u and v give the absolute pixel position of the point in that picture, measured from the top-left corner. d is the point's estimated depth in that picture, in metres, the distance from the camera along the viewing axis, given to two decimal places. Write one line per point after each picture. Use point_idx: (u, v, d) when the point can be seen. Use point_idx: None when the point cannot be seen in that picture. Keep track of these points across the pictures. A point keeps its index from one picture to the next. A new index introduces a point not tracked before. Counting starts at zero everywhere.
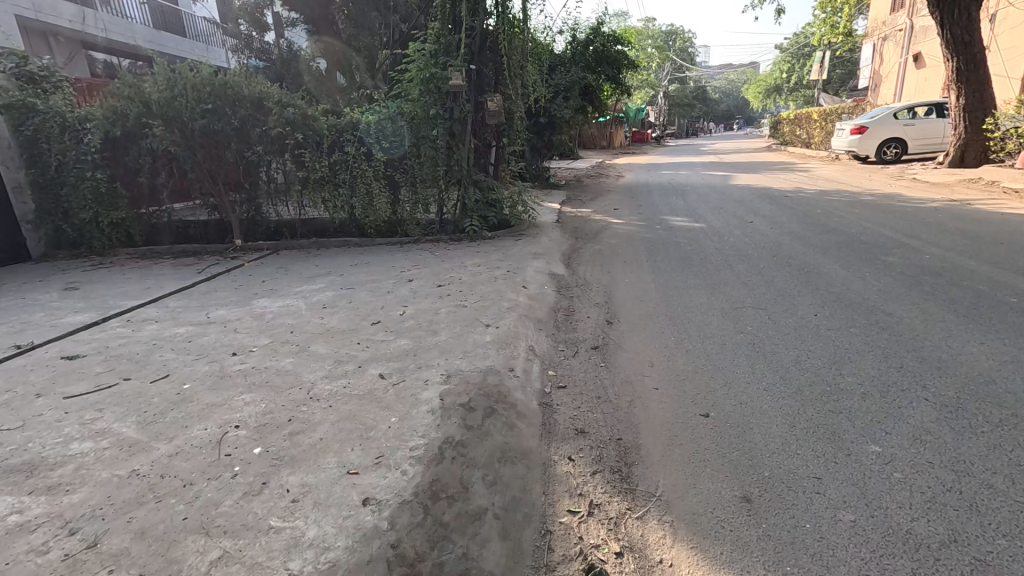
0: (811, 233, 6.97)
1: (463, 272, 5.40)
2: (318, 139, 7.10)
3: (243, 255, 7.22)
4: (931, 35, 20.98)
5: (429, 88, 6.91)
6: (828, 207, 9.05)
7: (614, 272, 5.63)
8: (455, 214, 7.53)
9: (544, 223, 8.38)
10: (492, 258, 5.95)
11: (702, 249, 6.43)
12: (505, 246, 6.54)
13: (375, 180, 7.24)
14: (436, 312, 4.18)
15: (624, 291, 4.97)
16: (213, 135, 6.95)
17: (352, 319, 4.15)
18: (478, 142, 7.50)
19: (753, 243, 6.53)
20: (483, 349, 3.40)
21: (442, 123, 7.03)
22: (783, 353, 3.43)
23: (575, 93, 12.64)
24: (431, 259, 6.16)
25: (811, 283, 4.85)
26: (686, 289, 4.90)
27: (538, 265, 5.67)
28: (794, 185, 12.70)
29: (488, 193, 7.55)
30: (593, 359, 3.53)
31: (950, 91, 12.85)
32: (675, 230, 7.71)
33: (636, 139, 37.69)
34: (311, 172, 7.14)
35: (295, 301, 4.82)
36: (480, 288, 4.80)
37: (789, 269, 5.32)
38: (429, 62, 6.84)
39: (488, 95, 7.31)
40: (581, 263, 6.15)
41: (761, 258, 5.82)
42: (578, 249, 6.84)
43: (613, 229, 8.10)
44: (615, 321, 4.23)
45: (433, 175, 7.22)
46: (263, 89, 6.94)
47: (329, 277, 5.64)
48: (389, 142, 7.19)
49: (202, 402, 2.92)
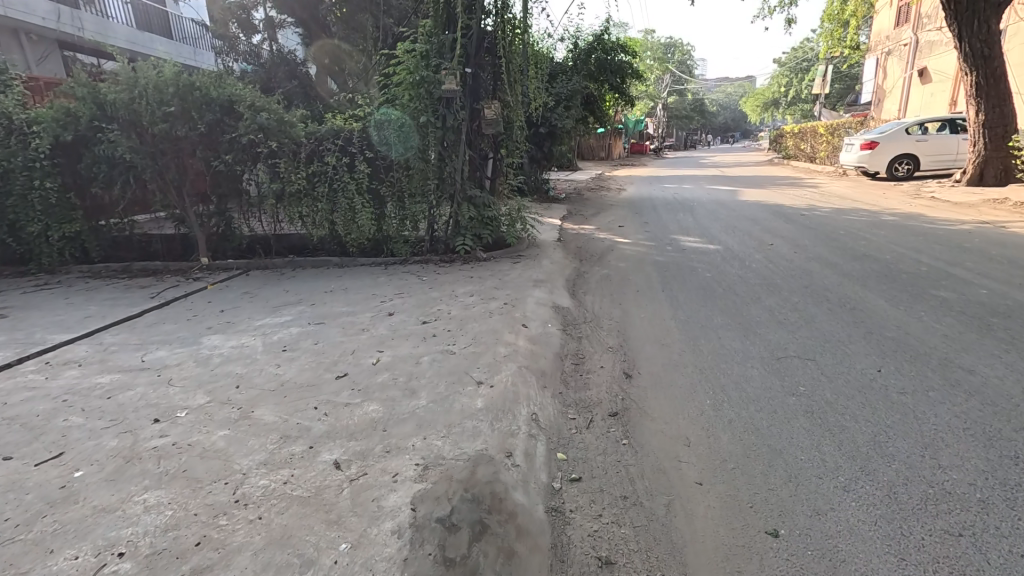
0: (840, 259, 6.28)
1: (453, 304, 4.67)
2: (295, 148, 6.39)
3: (210, 275, 6.47)
4: (938, 50, 20.56)
5: (419, 93, 6.20)
6: (850, 228, 8.38)
7: (626, 305, 4.90)
8: (446, 232, 6.81)
9: (545, 243, 7.65)
10: (487, 286, 5.21)
11: (722, 277, 5.72)
12: (502, 271, 5.81)
13: (358, 194, 6.50)
14: (418, 361, 3.42)
15: (641, 331, 4.24)
16: (177, 141, 6.20)
17: (314, 369, 3.39)
18: (473, 153, 6.79)
19: (779, 271, 5.83)
20: (473, 423, 2.64)
21: (434, 132, 6.31)
22: (854, 428, 2.70)
23: (576, 103, 12.05)
24: (418, 285, 5.41)
25: (860, 325, 4.13)
26: (714, 330, 4.18)
27: (540, 295, 4.93)
28: (807, 202, 12.05)
29: (484, 209, 6.83)
30: (613, 432, 2.79)
31: (968, 106, 12.29)
32: (689, 253, 7.01)
33: (636, 151, 37.18)
34: (286, 185, 6.40)
35: (253, 339, 4.06)
36: (472, 326, 4.05)
37: (830, 306, 4.61)
38: (420, 64, 6.14)
39: (485, 102, 6.61)
40: (587, 291, 5.44)
41: (793, 290, 5.11)
42: (583, 274, 6.13)
43: (620, 250, 7.40)
44: (634, 374, 3.49)
45: (423, 189, 6.50)
46: (234, 91, 6.21)
47: (299, 307, 4.88)
48: (375, 152, 6.47)
49: (89, 504, 2.15)
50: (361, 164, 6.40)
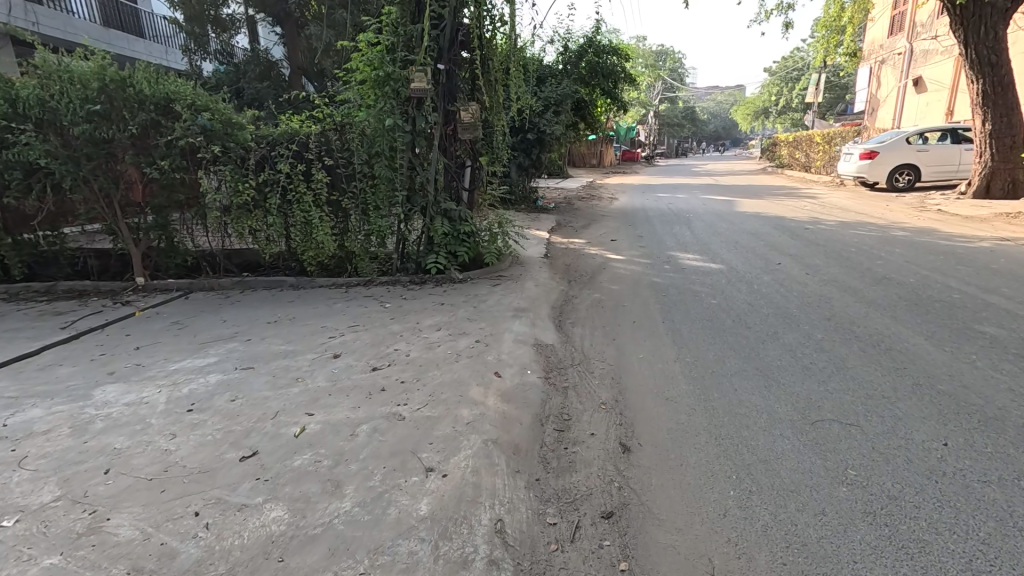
0: (860, 283, 5.61)
1: (415, 342, 3.91)
2: (243, 154, 5.59)
3: (143, 298, 5.64)
4: (933, 59, 20.24)
5: (385, 92, 5.42)
6: (862, 244, 7.74)
7: (621, 343, 4.16)
8: (418, 248, 6.04)
9: (530, 261, 6.90)
10: (457, 318, 4.44)
11: (730, 305, 5.01)
12: (478, 297, 5.04)
13: (315, 206, 5.71)
14: (354, 432, 2.64)
15: (639, 380, 3.49)
16: (105, 145, 5.38)
17: (217, 443, 2.60)
18: (449, 161, 6.02)
19: (794, 297, 5.14)
20: (410, 548, 1.87)
21: (402, 138, 5.55)
22: (940, 551, 1.95)
23: (566, 108, 11.24)
24: (379, 315, 4.63)
25: (903, 373, 3.42)
26: (728, 380, 3.45)
27: (519, 330, 4.17)
28: (808, 213, 11.45)
29: (460, 224, 6.06)
30: (608, 550, 2.03)
31: (974, 116, 11.81)
32: (689, 274, 6.30)
33: (627, 159, 36.69)
34: (231, 195, 5.60)
35: (159, 391, 3.25)
36: (432, 377, 3.28)
37: (861, 346, 3.89)
38: (384, 59, 5.35)
39: (461, 103, 5.82)
40: (575, 321, 4.71)
41: (813, 323, 4.41)
42: (572, 299, 5.40)
43: (613, 269, 6.68)
44: (633, 446, 2.74)
45: (390, 200, 5.73)
46: (172, 88, 5.41)
47: (229, 344, 4.07)
48: (335, 159, 5.68)
49: None
50: (318, 172, 5.59)
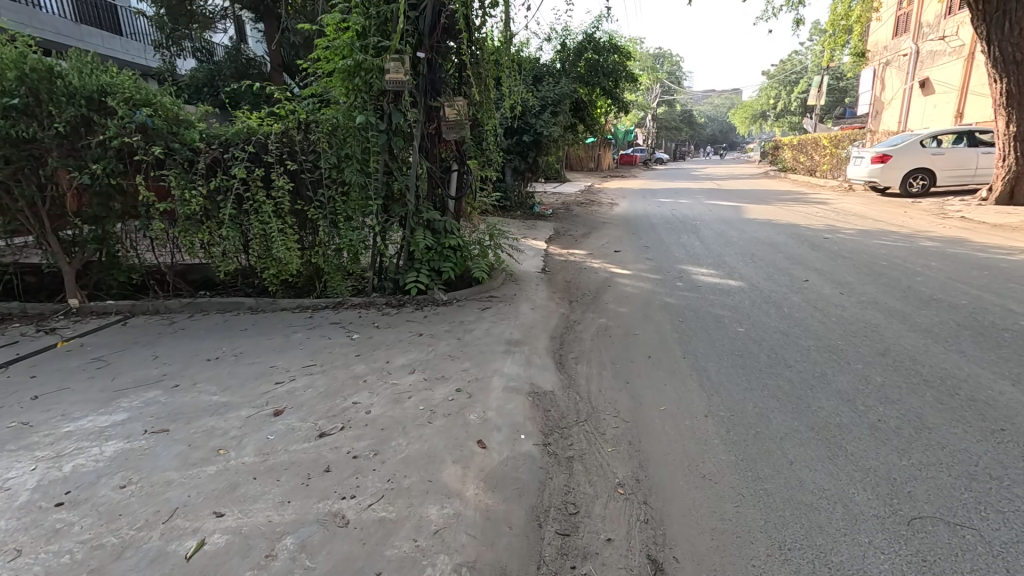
0: (906, 306, 4.86)
1: (380, 392, 3.12)
2: (191, 156, 4.80)
3: (73, 325, 4.84)
4: (940, 60, 19.61)
5: (355, 85, 4.63)
6: (892, 256, 7.01)
7: (636, 389, 3.39)
8: (397, 264, 5.25)
9: (525, 277, 6.12)
10: (436, 355, 3.66)
11: (761, 335, 4.25)
12: (463, 326, 4.26)
13: (275, 217, 4.92)
14: (271, 553, 1.84)
15: (665, 447, 2.72)
16: (26, 145, 4.57)
17: (72, 571, 1.80)
18: (432, 164, 5.24)
19: (833, 325, 4.40)
20: None
21: (376, 139, 4.76)
22: None
23: (564, 108, 10.49)
24: (342, 351, 3.83)
25: (1004, 438, 2.66)
26: (780, 448, 2.68)
27: (511, 374, 3.39)
28: (822, 221, 10.77)
29: (445, 236, 5.28)
30: None
31: (997, 117, 11.12)
32: (707, 292, 5.56)
33: (625, 163, 36.09)
34: (178, 204, 4.79)
35: (31, 469, 2.45)
36: (394, 449, 2.50)
37: (936, 396, 3.13)
38: (353, 45, 4.54)
39: (445, 98, 5.02)
40: (578, 356, 3.94)
41: (866, 361, 3.65)
42: (574, 325, 4.63)
43: (619, 286, 5.93)
44: (667, 563, 1.97)
45: (363, 210, 4.94)
46: (106, 79, 4.61)
47: (151, 392, 3.27)
48: (299, 163, 4.89)
49: None
50: (279, 177, 4.80)
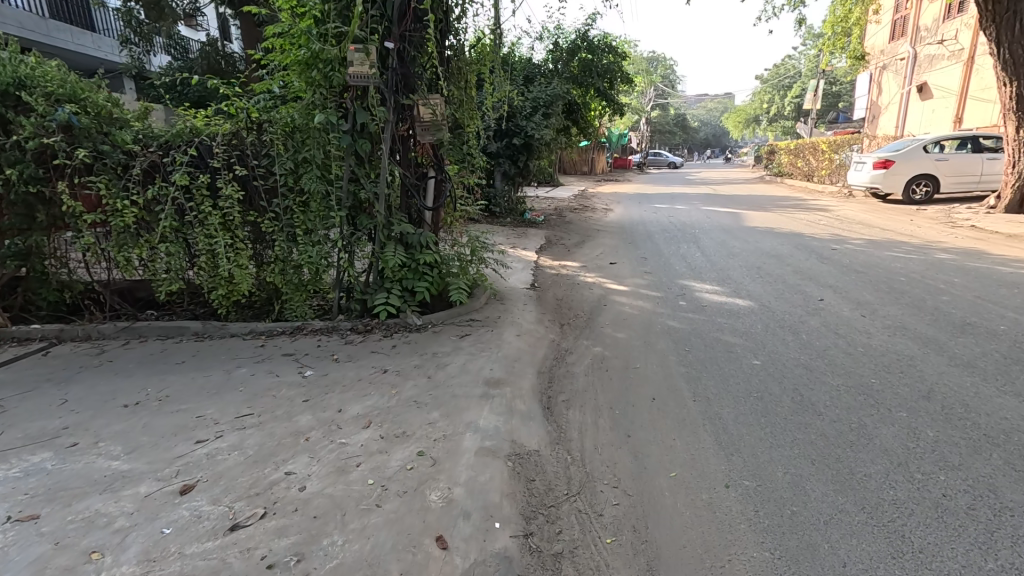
0: (939, 332, 4.31)
1: (321, 458, 2.50)
2: (124, 160, 4.17)
3: None
4: (939, 64, 19.26)
5: (313, 78, 4.01)
6: (910, 271, 6.48)
7: (640, 446, 2.79)
8: (365, 282, 4.64)
9: (511, 295, 5.53)
10: (399, 402, 3.04)
11: (780, 371, 3.67)
12: (435, 360, 3.65)
13: (223, 231, 4.29)
14: None
15: (679, 539, 2.13)
16: None
17: None
18: (404, 170, 4.64)
19: (862, 358, 3.83)
20: None
21: (338, 141, 4.14)
22: None
23: (557, 110, 9.90)
24: (287, 395, 3.21)
25: None
26: (826, 539, 2.10)
27: (487, 429, 2.78)
28: (827, 229, 10.26)
29: (420, 251, 4.65)
30: None
31: (1006, 121, 10.69)
32: (713, 314, 4.98)
33: (620, 166, 35.56)
34: (109, 216, 4.15)
35: None
36: (325, 554, 1.90)
37: (1004, 459, 2.56)
38: (310, 33, 3.92)
39: (419, 95, 4.41)
40: (570, 397, 3.34)
41: (910, 407, 3.08)
42: (564, 356, 4.04)
43: (616, 306, 5.35)
44: None
45: (324, 223, 4.33)
46: (21, 69, 3.97)
47: (38, 454, 2.63)
48: (251, 168, 4.27)
49: None
50: (227, 185, 4.17)
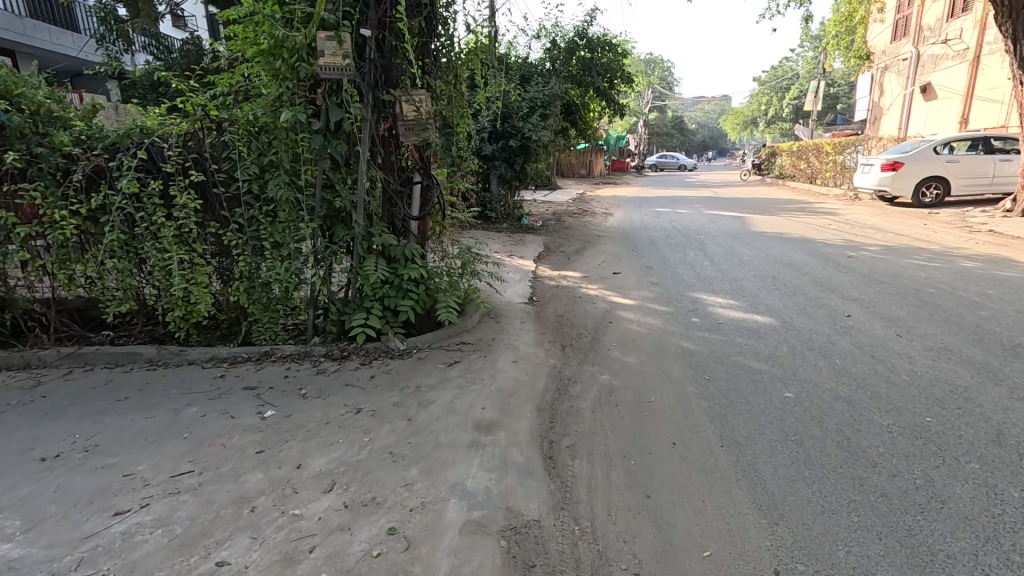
0: (990, 356, 3.80)
1: (265, 538, 1.99)
2: (64, 164, 3.65)
3: None
4: (943, 64, 18.86)
5: (277, 68, 3.51)
6: (938, 282, 5.99)
7: (664, 514, 2.27)
8: (342, 301, 4.11)
9: (508, 311, 5.01)
10: (370, 455, 2.53)
11: (818, 406, 3.16)
12: (418, 396, 3.13)
13: (179, 245, 3.76)
14: None
15: None
16: None
17: None
18: (386, 174, 4.11)
19: (909, 389, 3.33)
20: None
21: (308, 142, 3.64)
22: None
23: (555, 110, 9.41)
24: (239, 442, 2.70)
25: None
26: None
27: (476, 493, 2.27)
28: (838, 234, 9.80)
29: (404, 265, 4.10)
30: None
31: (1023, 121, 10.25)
32: (731, 333, 4.48)
33: (619, 169, 35.25)
34: (47, 229, 3.64)
35: None
36: None
37: None
38: (273, 18, 3.44)
39: (400, 88, 3.90)
40: (575, 443, 2.81)
41: (981, 457, 2.58)
42: (567, 386, 3.52)
43: (623, 323, 4.84)
44: None
45: (292, 234, 3.80)
46: None
47: None
48: (210, 172, 3.76)
49: None
50: (182, 192, 3.67)
